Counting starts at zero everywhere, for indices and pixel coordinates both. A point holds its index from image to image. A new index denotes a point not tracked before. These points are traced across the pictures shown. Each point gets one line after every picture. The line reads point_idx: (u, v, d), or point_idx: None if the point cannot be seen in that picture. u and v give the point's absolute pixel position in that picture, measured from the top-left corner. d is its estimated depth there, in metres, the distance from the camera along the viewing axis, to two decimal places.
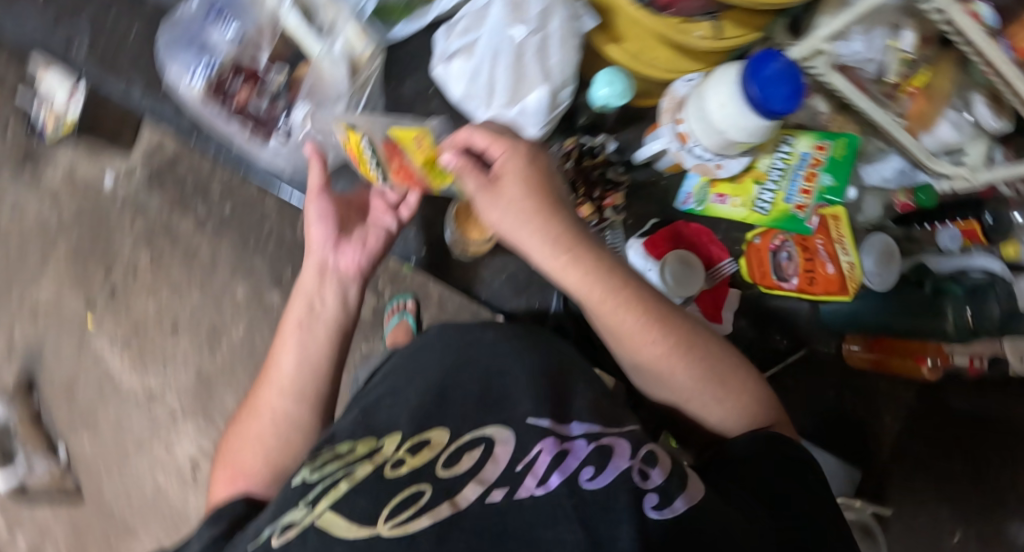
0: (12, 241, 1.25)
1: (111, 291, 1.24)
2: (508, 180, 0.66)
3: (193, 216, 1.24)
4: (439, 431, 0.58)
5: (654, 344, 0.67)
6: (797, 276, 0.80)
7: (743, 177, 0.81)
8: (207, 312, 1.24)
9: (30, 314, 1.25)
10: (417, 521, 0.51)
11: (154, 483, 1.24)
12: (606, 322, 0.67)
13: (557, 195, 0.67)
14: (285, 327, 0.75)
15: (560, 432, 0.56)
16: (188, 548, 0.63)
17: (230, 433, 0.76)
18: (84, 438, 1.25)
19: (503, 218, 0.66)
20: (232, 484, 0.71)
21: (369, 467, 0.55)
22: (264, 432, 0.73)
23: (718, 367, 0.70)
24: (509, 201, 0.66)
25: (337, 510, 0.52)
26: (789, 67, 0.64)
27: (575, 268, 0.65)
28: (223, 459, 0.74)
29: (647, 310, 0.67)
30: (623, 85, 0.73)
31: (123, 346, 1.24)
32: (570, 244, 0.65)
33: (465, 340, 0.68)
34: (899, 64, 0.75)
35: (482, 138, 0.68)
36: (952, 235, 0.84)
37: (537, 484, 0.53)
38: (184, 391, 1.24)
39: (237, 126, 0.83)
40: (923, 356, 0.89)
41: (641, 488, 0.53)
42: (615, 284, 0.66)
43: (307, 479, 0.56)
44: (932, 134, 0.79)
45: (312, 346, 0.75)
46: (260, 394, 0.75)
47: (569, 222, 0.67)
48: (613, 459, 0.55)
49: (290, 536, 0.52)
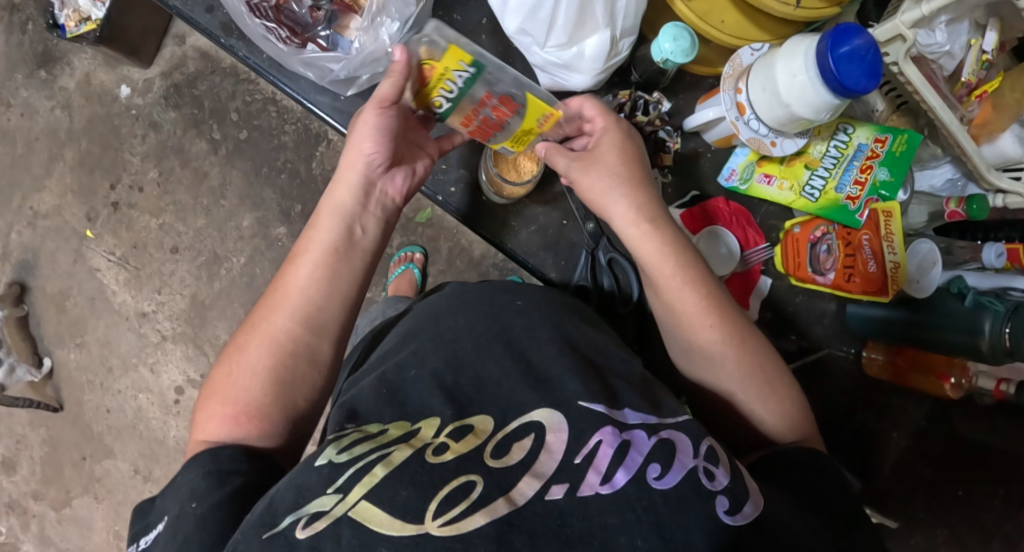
0: (18, 140, 1.21)
1: (115, 206, 1.20)
2: (604, 151, 0.79)
3: (207, 138, 1.19)
4: (483, 418, 0.63)
5: (711, 329, 0.74)
6: (833, 270, 0.92)
7: (793, 162, 0.92)
8: (209, 237, 1.20)
9: (29, 219, 1.21)
10: (466, 519, 0.55)
11: (135, 405, 1.21)
12: (670, 300, 0.75)
13: (644, 173, 0.79)
14: (313, 250, 0.73)
15: (616, 418, 0.62)
16: (177, 487, 0.63)
17: (225, 363, 0.70)
18: (69, 352, 1.21)
19: (595, 188, 0.78)
20: (230, 425, 0.67)
21: (408, 450, 0.59)
22: (270, 364, 0.69)
23: (767, 375, 0.75)
24: (604, 172, 0.78)
25: (373, 502, 0.56)
26: (867, 46, 0.73)
27: (651, 241, 0.76)
28: (217, 392, 0.68)
29: (710, 296, 0.75)
30: (686, 42, 0.83)
31: (120, 263, 1.21)
32: (651, 215, 0.77)
33: (503, 315, 0.71)
34: (976, 62, 0.81)
35: (592, 109, 0.81)
36: (997, 251, 0.85)
37: (601, 481, 0.58)
38: (178, 316, 1.20)
39: (272, 29, 0.83)
40: (946, 373, 0.89)
41: (711, 490, 0.58)
42: (684, 265, 0.75)
43: (335, 460, 0.59)
44: (993, 145, 0.83)
45: (342, 277, 0.73)
46: (268, 323, 0.71)
47: (652, 197, 0.78)
48: (678, 456, 0.60)
49: (319, 526, 0.55)
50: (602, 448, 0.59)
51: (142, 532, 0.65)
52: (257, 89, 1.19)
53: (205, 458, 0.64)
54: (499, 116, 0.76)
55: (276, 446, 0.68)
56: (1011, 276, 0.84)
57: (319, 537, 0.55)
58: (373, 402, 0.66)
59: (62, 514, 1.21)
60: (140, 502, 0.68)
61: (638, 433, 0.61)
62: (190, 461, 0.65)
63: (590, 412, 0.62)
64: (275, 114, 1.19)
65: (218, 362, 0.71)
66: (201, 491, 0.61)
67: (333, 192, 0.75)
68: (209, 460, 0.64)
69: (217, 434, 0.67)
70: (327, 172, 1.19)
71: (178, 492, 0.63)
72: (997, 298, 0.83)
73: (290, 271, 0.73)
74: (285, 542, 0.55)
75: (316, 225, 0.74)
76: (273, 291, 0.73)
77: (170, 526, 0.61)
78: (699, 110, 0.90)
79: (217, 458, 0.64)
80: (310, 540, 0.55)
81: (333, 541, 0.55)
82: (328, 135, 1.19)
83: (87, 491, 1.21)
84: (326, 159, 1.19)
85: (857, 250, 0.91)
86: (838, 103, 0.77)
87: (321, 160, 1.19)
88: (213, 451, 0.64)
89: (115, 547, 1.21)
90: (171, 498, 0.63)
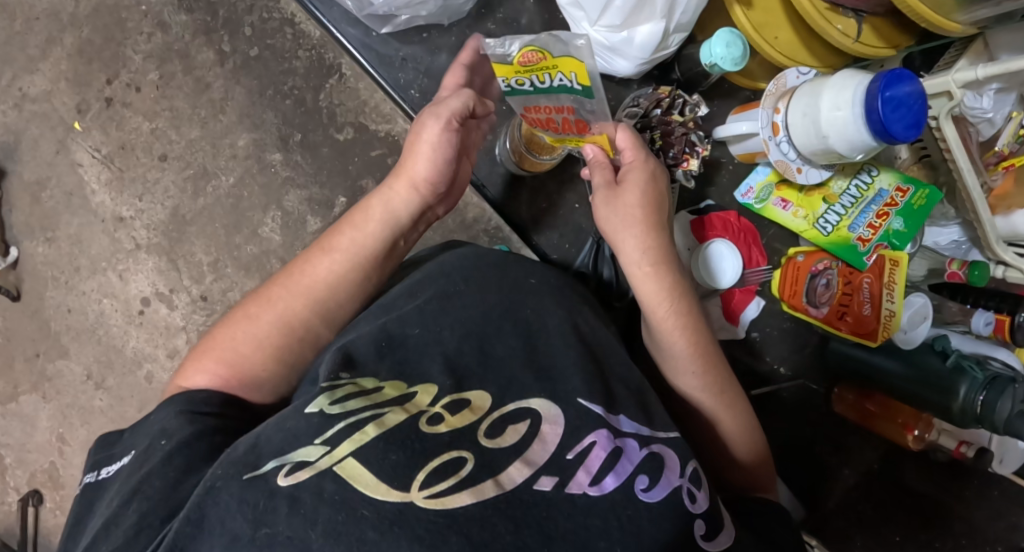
0: (16, 15, 1.13)
1: (108, 102, 1.14)
2: (628, 188, 0.78)
3: (216, 49, 1.14)
4: (480, 395, 0.65)
5: (694, 376, 0.78)
6: (828, 305, 0.93)
7: (812, 193, 0.93)
8: (201, 151, 1.15)
9: (16, 100, 1.14)
10: (458, 496, 0.57)
11: (98, 309, 1.17)
12: (660, 340, 0.78)
13: (664, 212, 0.79)
14: (355, 250, 0.78)
15: (612, 423, 0.65)
16: (144, 427, 0.68)
17: (231, 323, 0.75)
18: (38, 246, 1.16)
19: (608, 220, 0.79)
20: (214, 379, 0.72)
21: (403, 415, 0.62)
22: (274, 340, 0.74)
23: (737, 411, 0.79)
24: (620, 207, 0.78)
25: (360, 461, 0.57)
26: (914, 96, 0.74)
27: (652, 278, 0.77)
28: (215, 348, 0.74)
29: (698, 339, 0.77)
30: (739, 52, 0.82)
31: (104, 161, 1.15)
32: (656, 259, 0.77)
33: (515, 294, 0.75)
34: (1014, 134, 0.83)
35: (625, 140, 0.79)
36: (987, 320, 0.89)
37: (591, 482, 0.60)
38: (156, 226, 1.16)
39: None
40: (913, 424, 0.92)
41: (691, 511, 0.62)
42: (679, 305, 0.77)
43: (326, 411, 0.61)
44: (1007, 218, 0.85)
45: (370, 279, 0.79)
46: (282, 300, 0.76)
47: (663, 241, 0.78)
48: (666, 473, 0.63)
49: (302, 478, 0.57)
50: (596, 450, 0.62)
51: (105, 461, 0.68)
52: (276, 7, 1.13)
53: (179, 399, 0.68)
54: (564, 125, 0.79)
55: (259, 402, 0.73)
56: (994, 345, 0.89)
57: (301, 487, 0.56)
58: (372, 353, 0.68)
59: (6, 409, 1.18)
60: (106, 433, 0.72)
61: (631, 442, 0.65)
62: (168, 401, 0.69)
63: (588, 412, 0.65)
64: (290, 37, 1.13)
65: (220, 320, 0.77)
66: (173, 430, 0.65)
67: (384, 198, 0.80)
68: (182, 403, 0.68)
69: (200, 384, 0.72)
70: (334, 106, 1.14)
71: (149, 429, 0.67)
72: (977, 365, 0.85)
73: (325, 262, 0.78)
74: (264, 487, 0.56)
75: (364, 227, 0.79)
76: (296, 274, 0.77)
77: (136, 459, 0.64)
78: (731, 122, 0.91)
79: (190, 401, 0.68)
80: (291, 489, 0.56)
81: (314, 493, 0.56)
82: (342, 68, 1.14)
83: (35, 389, 1.18)
84: (335, 92, 1.14)
85: (855, 290, 0.92)
86: (874, 144, 0.78)
87: (330, 94, 1.14)
88: (189, 395, 0.69)
89: (55, 451, 1.18)
90: (141, 434, 0.67)
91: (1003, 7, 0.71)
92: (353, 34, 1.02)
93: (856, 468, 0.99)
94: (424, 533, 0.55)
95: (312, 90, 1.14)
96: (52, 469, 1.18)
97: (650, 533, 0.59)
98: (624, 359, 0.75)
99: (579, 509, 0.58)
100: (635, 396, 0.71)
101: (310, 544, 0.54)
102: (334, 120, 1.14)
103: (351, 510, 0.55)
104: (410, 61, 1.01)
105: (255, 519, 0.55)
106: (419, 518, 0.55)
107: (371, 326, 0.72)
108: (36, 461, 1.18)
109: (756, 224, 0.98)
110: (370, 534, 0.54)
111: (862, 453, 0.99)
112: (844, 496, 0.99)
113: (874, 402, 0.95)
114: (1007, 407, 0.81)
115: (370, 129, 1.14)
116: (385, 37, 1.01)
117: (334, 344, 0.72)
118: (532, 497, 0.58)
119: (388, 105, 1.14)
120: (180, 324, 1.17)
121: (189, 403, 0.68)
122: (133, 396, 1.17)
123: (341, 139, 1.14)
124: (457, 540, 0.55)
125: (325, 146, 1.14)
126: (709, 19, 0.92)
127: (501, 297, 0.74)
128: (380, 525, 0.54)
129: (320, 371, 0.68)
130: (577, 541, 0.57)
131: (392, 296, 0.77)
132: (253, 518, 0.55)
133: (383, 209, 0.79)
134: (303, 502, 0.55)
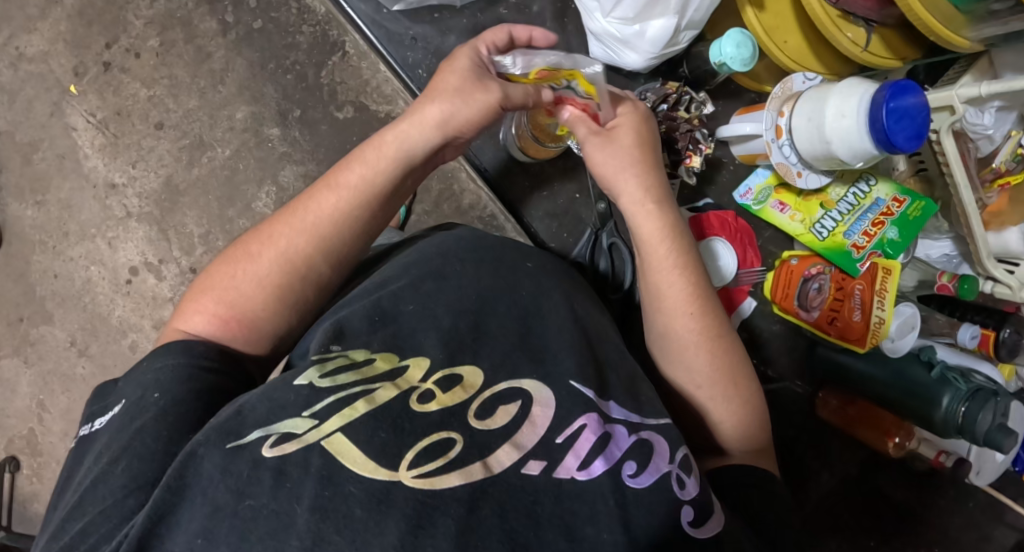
0: None
1: (105, 66, 1.13)
2: (620, 132, 0.80)
3: (218, 18, 1.12)
4: (472, 372, 0.65)
5: (690, 317, 0.77)
6: (819, 309, 0.94)
7: (810, 198, 0.94)
8: (198, 121, 1.14)
9: (12, 59, 1.12)
10: (446, 478, 0.57)
11: (85, 276, 1.15)
12: (657, 286, 0.78)
13: (655, 157, 0.81)
14: (363, 188, 0.74)
15: (602, 408, 0.65)
16: (136, 372, 0.66)
17: (229, 261, 0.72)
18: (26, 208, 1.15)
19: (604, 163, 0.79)
20: (214, 321, 0.70)
21: (394, 391, 0.61)
22: (276, 278, 0.71)
23: (730, 370, 0.77)
24: (622, 147, 0.79)
25: (348, 436, 0.57)
26: (919, 107, 0.75)
27: (654, 221, 0.78)
28: (214, 287, 0.71)
29: (698, 291, 0.77)
30: (749, 53, 0.83)
31: (99, 126, 1.13)
32: (658, 197, 0.79)
33: (509, 271, 0.75)
34: (1012, 152, 0.85)
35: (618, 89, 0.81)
36: (973, 333, 0.92)
37: (579, 466, 0.60)
38: (149, 195, 1.14)
39: None
40: (895, 432, 0.93)
41: (679, 498, 0.63)
42: (680, 253, 0.78)
43: (316, 384, 0.61)
44: (999, 234, 0.88)
45: (373, 221, 0.76)
46: (284, 238, 0.72)
47: (661, 182, 0.81)
48: (654, 459, 0.64)
49: (288, 450, 0.57)
50: (586, 433, 0.62)
51: (99, 412, 0.66)
52: None
53: (178, 349, 0.66)
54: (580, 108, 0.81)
55: (255, 354, 0.72)
56: (978, 358, 0.93)
57: (287, 460, 0.56)
58: (364, 327, 0.68)
59: None
60: (101, 384, 0.70)
61: (620, 428, 0.65)
62: (161, 347, 0.67)
63: (579, 394, 0.65)
64: (294, 11, 1.12)
65: (219, 257, 0.74)
66: (166, 384, 0.63)
67: (399, 137, 0.76)
68: (182, 353, 0.66)
69: (198, 328, 0.70)
70: (335, 83, 1.13)
71: (143, 378, 0.64)
72: (961, 377, 0.89)
73: (331, 200, 0.74)
74: (248, 457, 0.56)
75: (376, 164, 0.75)
76: (298, 209, 0.74)
77: (127, 412, 0.62)
78: (735, 122, 0.92)
79: (189, 352, 0.66)
80: (277, 462, 0.56)
81: (301, 468, 0.56)
82: (345, 47, 1.13)
83: (16, 353, 1.16)
84: (338, 70, 1.13)
85: (846, 297, 0.93)
86: (876, 153, 0.79)
87: (332, 71, 1.13)
88: (187, 342, 0.67)
89: (34, 417, 1.17)
90: (132, 382, 0.65)
91: (1011, 27, 0.72)
92: (364, 10, 1.02)
93: (835, 474, 1.00)
94: (411, 512, 0.55)
95: (312, 68, 1.13)
96: (30, 436, 1.17)
97: (637, 522, 0.60)
98: (619, 352, 0.75)
99: (565, 494, 0.59)
100: (624, 383, 0.70)
101: (296, 518, 0.54)
102: (334, 97, 1.13)
103: (338, 486, 0.55)
104: (420, 41, 1.01)
105: (238, 490, 0.55)
106: (406, 497, 0.55)
107: (362, 301, 0.71)
108: (14, 427, 1.17)
109: (754, 225, 0.98)
110: (356, 510, 0.54)
111: (842, 461, 0.99)
112: (822, 502, 0.99)
113: (857, 407, 0.96)
114: (987, 419, 0.85)
115: (370, 109, 1.13)
116: (395, 15, 1.01)
117: (327, 319, 0.71)
118: (518, 480, 0.58)
119: (390, 86, 1.14)
120: (167, 295, 1.15)
121: (188, 355, 0.66)
122: (116, 366, 1.16)
123: (340, 117, 1.13)
124: (443, 521, 0.55)
125: (323, 124, 1.13)
126: (721, 18, 0.92)
127: (495, 276, 0.74)
128: (368, 502, 0.55)
129: (310, 345, 0.68)
130: (564, 526, 0.57)
131: (386, 274, 0.75)
132: (235, 489, 0.55)
133: (396, 146, 0.75)
134: (289, 476, 0.55)
